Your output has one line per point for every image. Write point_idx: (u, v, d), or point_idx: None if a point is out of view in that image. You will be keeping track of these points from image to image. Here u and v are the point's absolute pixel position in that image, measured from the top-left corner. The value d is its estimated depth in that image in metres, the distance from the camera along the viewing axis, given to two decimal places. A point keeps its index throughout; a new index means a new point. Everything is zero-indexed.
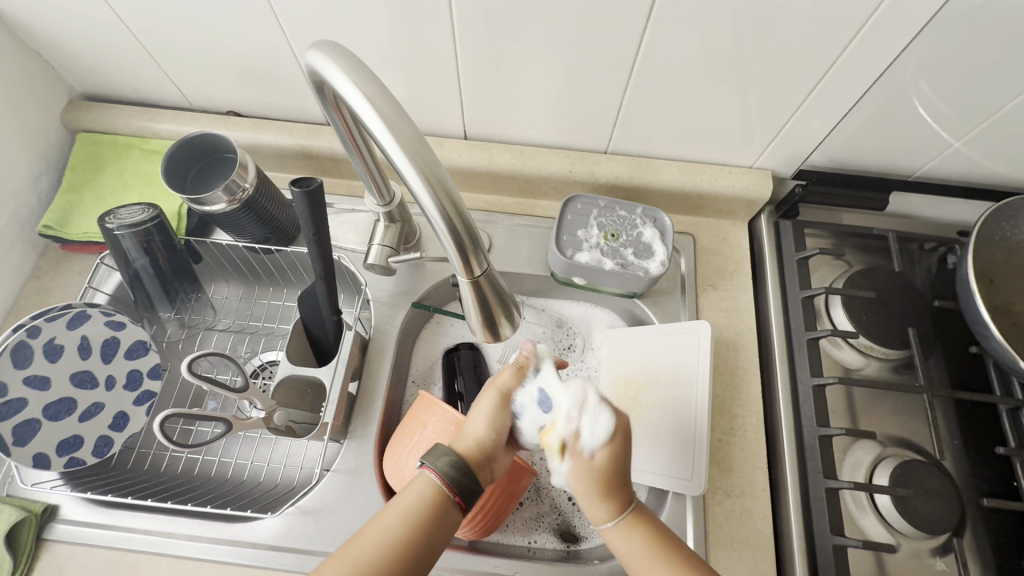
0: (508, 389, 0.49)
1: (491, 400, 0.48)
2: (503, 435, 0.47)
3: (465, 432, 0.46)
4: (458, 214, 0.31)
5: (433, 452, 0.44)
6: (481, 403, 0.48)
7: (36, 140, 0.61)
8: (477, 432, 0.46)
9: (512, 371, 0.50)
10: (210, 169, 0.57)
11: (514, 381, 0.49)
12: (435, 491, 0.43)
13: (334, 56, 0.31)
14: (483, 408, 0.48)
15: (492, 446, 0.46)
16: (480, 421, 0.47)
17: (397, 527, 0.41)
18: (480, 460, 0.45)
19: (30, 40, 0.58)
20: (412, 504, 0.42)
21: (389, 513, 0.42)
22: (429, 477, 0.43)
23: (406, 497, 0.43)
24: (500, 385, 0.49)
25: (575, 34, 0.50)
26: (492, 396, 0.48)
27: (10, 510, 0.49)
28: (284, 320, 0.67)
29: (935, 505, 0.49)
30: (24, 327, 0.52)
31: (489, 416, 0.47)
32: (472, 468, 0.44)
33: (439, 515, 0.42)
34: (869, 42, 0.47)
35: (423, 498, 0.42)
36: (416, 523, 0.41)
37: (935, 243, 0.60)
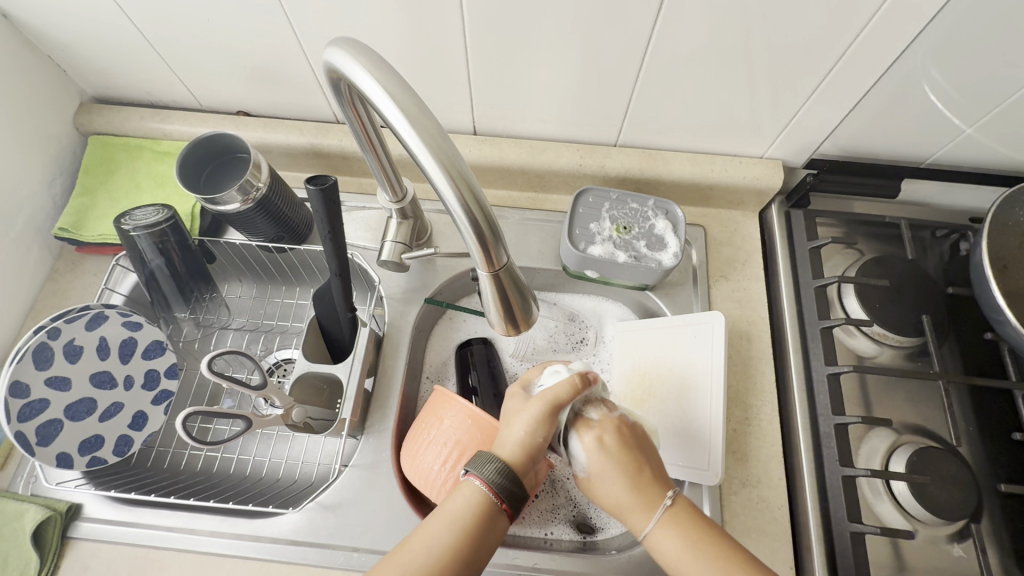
0: (560, 402, 0.45)
1: (540, 409, 0.44)
2: (545, 444, 0.44)
3: (507, 436, 0.44)
4: (477, 202, 0.31)
5: (479, 460, 0.42)
6: (527, 411, 0.45)
7: (50, 144, 0.62)
8: (521, 439, 0.44)
9: (569, 386, 0.45)
10: (223, 168, 0.57)
11: (570, 396, 0.45)
12: (484, 497, 0.41)
13: (354, 51, 0.31)
14: (530, 415, 0.44)
15: (536, 453, 0.44)
16: (524, 429, 0.44)
17: (447, 538, 0.40)
18: (525, 467, 0.43)
19: (41, 44, 0.58)
20: (461, 511, 0.41)
21: (437, 522, 0.41)
22: (475, 485, 0.42)
23: (453, 505, 0.41)
24: (552, 397, 0.45)
25: (584, 27, 0.50)
26: (541, 406, 0.44)
27: (35, 509, 0.50)
28: (299, 317, 0.67)
29: (952, 491, 0.49)
30: (45, 328, 0.52)
31: (534, 426, 0.44)
32: (519, 475, 0.43)
33: (488, 525, 0.40)
34: (880, 30, 0.47)
35: (472, 505, 0.41)
36: (468, 533, 0.40)
37: (947, 230, 0.60)
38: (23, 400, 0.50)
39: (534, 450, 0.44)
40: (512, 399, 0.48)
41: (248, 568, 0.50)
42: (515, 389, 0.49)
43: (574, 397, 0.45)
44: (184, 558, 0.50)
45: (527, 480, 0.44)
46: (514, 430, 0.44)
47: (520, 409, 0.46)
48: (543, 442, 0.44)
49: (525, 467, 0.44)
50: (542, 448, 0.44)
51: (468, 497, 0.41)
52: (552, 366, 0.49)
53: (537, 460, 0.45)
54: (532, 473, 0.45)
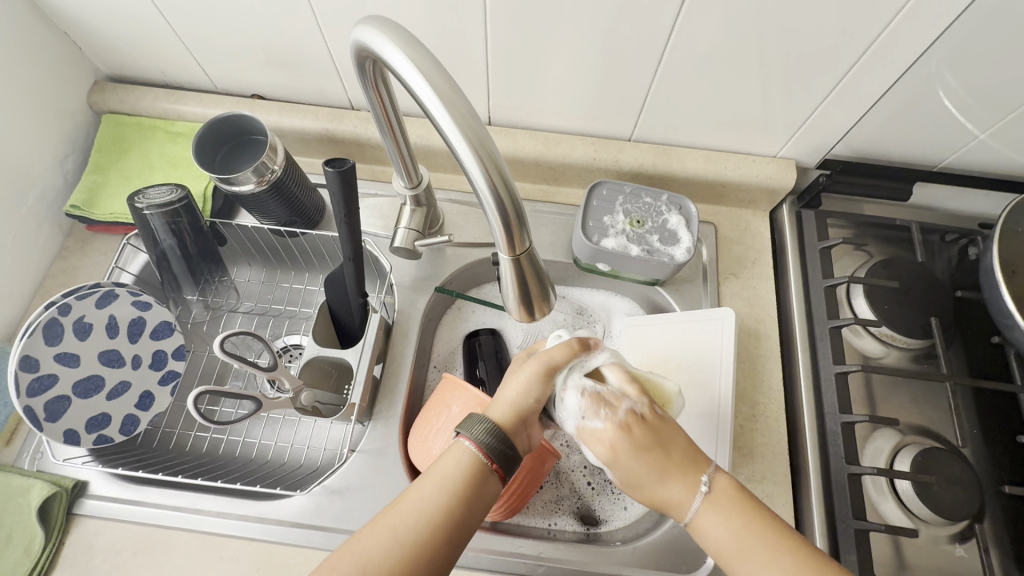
0: (555, 364, 0.45)
1: (534, 369, 0.45)
2: (538, 406, 0.44)
3: (500, 398, 0.45)
4: (504, 183, 0.31)
5: (470, 421, 0.43)
6: (523, 372, 0.45)
7: (63, 120, 0.62)
8: (513, 399, 0.44)
9: (565, 349, 0.45)
10: (239, 150, 0.56)
11: (564, 358, 0.45)
12: (474, 459, 0.41)
13: (386, 31, 0.32)
14: (525, 376, 0.45)
15: (528, 414, 0.44)
16: (518, 389, 0.44)
17: (436, 497, 0.39)
18: (515, 427, 0.43)
19: (57, 19, 0.58)
20: (449, 472, 0.40)
21: (425, 484, 0.40)
22: (466, 447, 0.42)
23: (442, 467, 0.41)
24: (548, 359, 0.45)
25: (605, 21, 0.50)
26: (535, 367, 0.45)
27: (41, 485, 0.50)
28: (307, 303, 0.67)
29: (957, 492, 0.49)
30: (56, 304, 0.52)
31: (527, 387, 0.44)
32: (509, 435, 0.43)
33: (478, 483, 0.40)
34: (901, 32, 0.47)
35: (462, 465, 0.41)
36: (458, 492, 0.40)
37: (956, 234, 0.61)
38: (33, 375, 0.50)
39: (526, 410, 0.44)
40: (516, 363, 0.49)
41: (253, 549, 0.50)
42: (520, 354, 0.50)
43: (571, 359, 0.45)
44: (189, 539, 0.50)
45: (519, 442, 0.44)
46: (508, 390, 0.45)
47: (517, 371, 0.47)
48: (536, 403, 0.44)
49: (516, 429, 0.44)
50: (535, 410, 0.44)
51: (459, 458, 0.41)
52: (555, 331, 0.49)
53: (530, 422, 0.45)
54: (525, 436, 0.45)
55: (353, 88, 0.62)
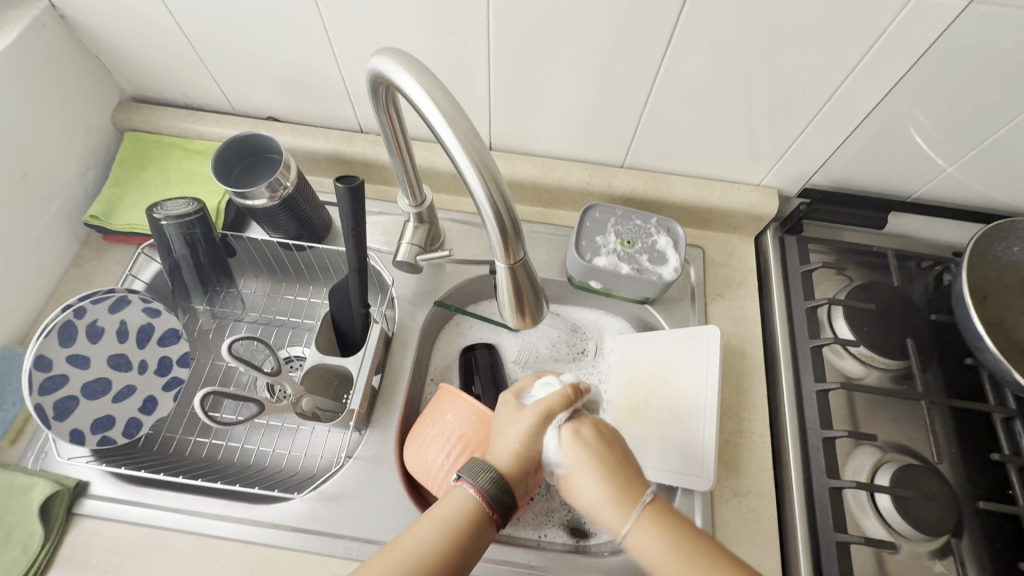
0: (551, 412, 0.47)
1: (533, 419, 0.46)
2: (539, 456, 0.46)
3: (500, 447, 0.46)
4: (502, 198, 0.34)
5: (473, 467, 0.44)
6: (521, 423, 0.47)
7: (88, 136, 0.65)
8: (515, 449, 0.45)
9: (560, 396, 0.48)
10: (254, 167, 0.60)
11: (561, 406, 0.47)
12: (475, 505, 0.42)
13: (401, 61, 0.35)
14: (524, 428, 0.46)
15: (530, 464, 0.46)
16: (518, 439, 0.46)
17: (434, 537, 0.41)
18: (518, 478, 0.45)
19: (90, 43, 0.62)
20: (450, 515, 0.42)
21: (425, 524, 0.42)
22: (467, 492, 0.43)
23: (444, 510, 0.42)
24: (544, 408, 0.47)
25: (599, 55, 0.54)
26: (536, 417, 0.46)
27: (45, 483, 0.51)
28: (310, 314, 0.70)
29: (934, 508, 0.51)
30: (72, 307, 0.54)
31: (527, 437, 0.46)
32: (511, 485, 0.44)
33: (477, 530, 0.42)
34: (868, 73, 0.51)
35: (462, 510, 0.42)
36: (457, 535, 0.41)
37: (931, 261, 0.64)
38: (45, 374, 0.52)
39: (528, 460, 0.46)
40: (507, 407, 0.50)
41: (248, 553, 0.51)
42: (509, 396, 0.51)
43: (566, 407, 0.47)
44: (186, 541, 0.51)
45: (518, 490, 0.46)
46: (508, 439, 0.46)
47: (514, 420, 0.48)
48: (537, 453, 0.46)
49: (518, 479, 0.45)
50: (536, 460, 0.46)
51: (460, 503, 0.43)
52: (543, 376, 0.51)
53: (531, 472, 0.46)
54: (524, 484, 0.46)
55: (362, 113, 0.66)
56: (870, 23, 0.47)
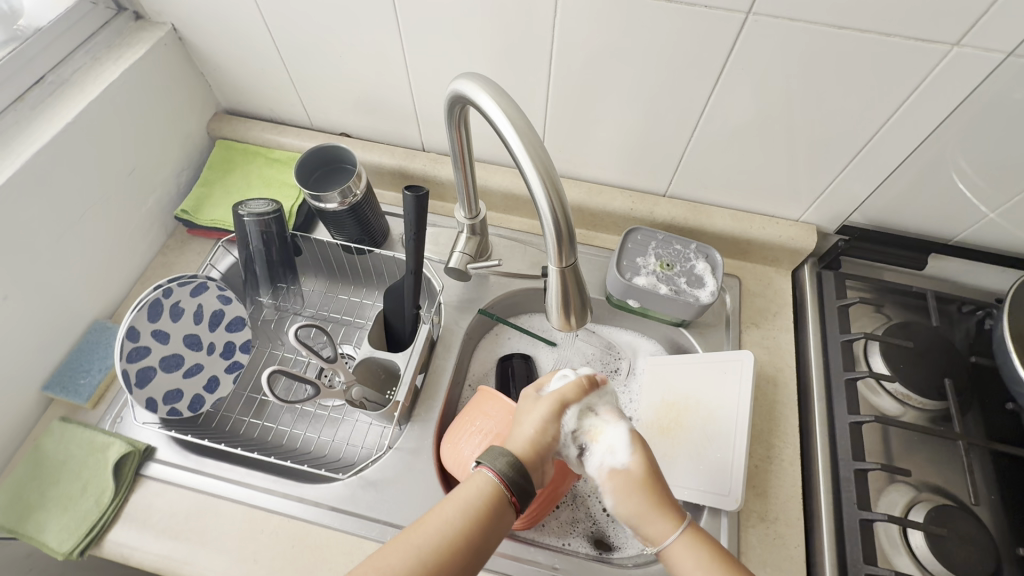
0: (567, 400, 0.50)
1: (549, 406, 0.50)
2: (553, 441, 0.49)
3: (518, 432, 0.49)
4: (561, 205, 0.38)
5: (490, 452, 0.46)
6: (537, 409, 0.50)
7: (186, 141, 0.74)
8: (531, 435, 0.48)
9: (576, 386, 0.51)
10: (330, 176, 0.66)
11: (576, 395, 0.50)
12: (494, 488, 0.44)
13: (480, 83, 0.40)
14: (540, 413, 0.49)
15: (544, 449, 0.48)
16: (534, 425, 0.49)
17: (455, 519, 0.43)
18: (533, 460, 0.48)
19: (199, 62, 0.71)
20: (470, 497, 0.44)
21: (446, 506, 0.44)
22: (487, 476, 0.45)
23: (463, 492, 0.44)
24: (560, 396, 0.50)
25: (650, 92, 0.59)
26: (550, 405, 0.50)
27: (120, 443, 0.56)
28: (361, 313, 0.75)
29: (971, 551, 0.50)
30: (161, 287, 0.60)
31: (543, 423, 0.49)
32: (527, 469, 0.46)
33: (496, 510, 0.44)
34: (907, 120, 0.54)
35: (482, 493, 0.44)
36: (476, 515, 0.43)
37: (973, 306, 0.64)
38: (133, 344, 0.58)
39: (542, 446, 0.48)
40: (526, 397, 0.53)
41: (291, 527, 0.55)
42: (527, 388, 0.54)
43: (580, 396, 0.51)
44: (236, 510, 0.55)
45: (534, 477, 0.48)
46: (526, 426, 0.49)
47: (531, 409, 0.51)
48: (551, 439, 0.49)
49: (533, 462, 0.48)
50: (550, 446, 0.49)
51: (479, 485, 0.45)
52: (560, 370, 0.54)
53: (545, 458, 0.49)
54: (539, 472, 0.48)
55: (427, 133, 0.73)
56: (911, 74, 0.50)
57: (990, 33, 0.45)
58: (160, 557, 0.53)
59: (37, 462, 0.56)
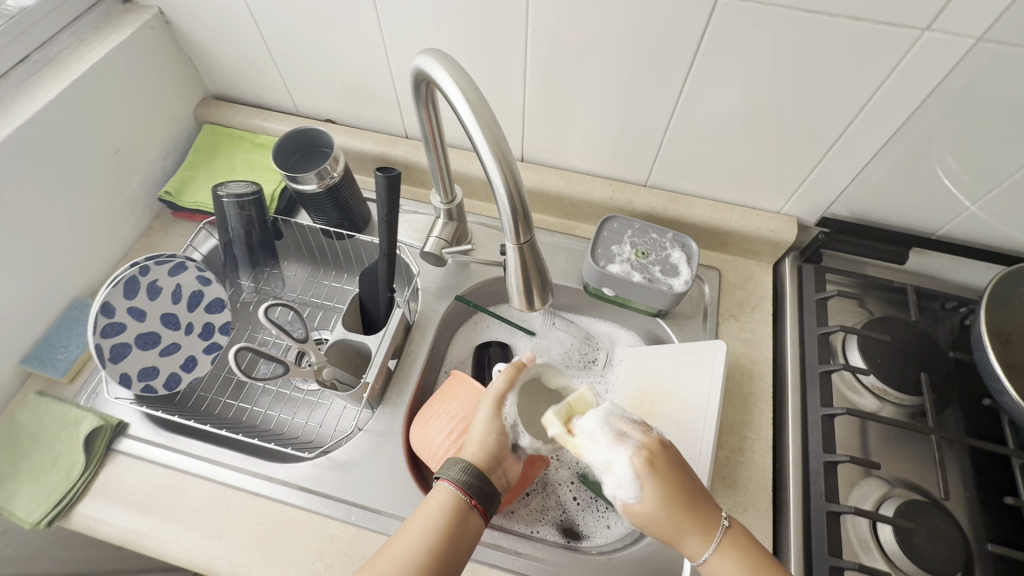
0: (501, 395, 0.51)
1: (490, 406, 0.50)
2: (504, 438, 0.49)
3: (470, 440, 0.49)
4: (514, 182, 0.39)
5: (445, 466, 0.47)
6: (480, 412, 0.51)
7: (172, 125, 0.75)
8: (479, 438, 0.49)
9: (505, 377, 0.52)
10: (308, 158, 0.67)
11: (507, 386, 0.51)
12: (453, 498, 0.46)
13: (438, 58, 0.41)
14: (483, 415, 0.50)
15: (497, 449, 0.49)
16: (480, 428, 0.49)
17: (423, 535, 0.44)
18: (490, 464, 0.48)
19: (186, 47, 0.72)
20: (432, 513, 0.45)
21: (410, 526, 0.45)
22: (446, 488, 0.46)
23: (426, 509, 0.45)
24: (495, 393, 0.51)
25: (625, 80, 0.59)
26: (490, 403, 0.50)
27: (93, 418, 0.57)
28: (341, 299, 0.75)
29: (940, 547, 0.49)
30: (138, 265, 0.61)
31: (488, 424, 0.49)
32: (483, 472, 0.47)
33: (458, 517, 0.45)
34: (882, 108, 0.53)
35: (443, 505, 0.45)
36: (441, 526, 0.44)
37: (955, 303, 0.63)
38: (108, 320, 0.58)
39: (495, 447, 0.49)
40: (474, 402, 0.53)
41: (257, 505, 0.55)
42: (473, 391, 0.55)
43: (510, 384, 0.51)
44: (203, 487, 0.56)
45: (494, 477, 0.49)
46: (474, 431, 0.50)
47: (477, 412, 0.52)
48: (499, 435, 0.49)
49: (490, 465, 0.48)
50: (503, 444, 0.49)
51: (440, 499, 0.46)
52: (491, 365, 0.55)
53: (502, 457, 0.49)
54: (499, 472, 0.49)
55: (408, 120, 0.73)
56: (885, 60, 0.49)
57: (959, 17, 0.44)
58: (126, 530, 0.53)
59: (11, 435, 0.56)
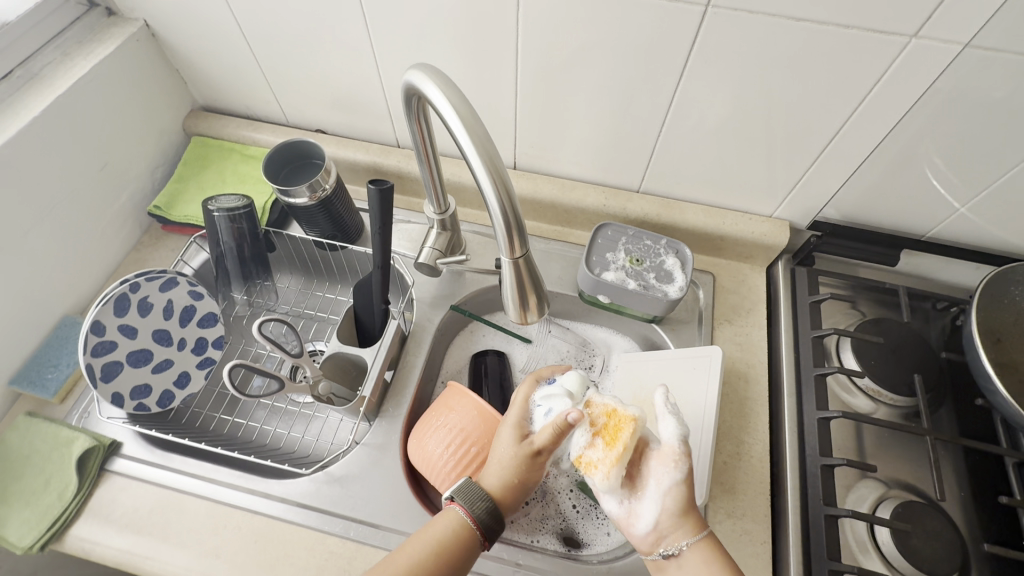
0: (540, 450, 0.48)
1: (524, 456, 0.48)
2: (528, 485, 0.49)
3: (495, 475, 0.49)
4: (508, 196, 0.39)
5: (464, 493, 0.47)
6: (514, 454, 0.49)
7: (160, 138, 0.74)
8: (505, 479, 0.48)
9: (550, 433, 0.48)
10: (299, 171, 0.66)
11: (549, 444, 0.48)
12: (463, 528, 0.46)
13: (428, 73, 0.41)
14: (516, 460, 0.49)
15: (519, 492, 0.49)
16: (509, 472, 0.48)
17: (424, 557, 0.44)
18: (507, 502, 0.49)
19: (172, 59, 0.71)
20: (440, 535, 0.45)
21: (417, 541, 0.46)
22: (458, 516, 0.47)
23: (434, 530, 0.46)
24: (535, 445, 0.48)
25: (616, 88, 0.59)
26: (525, 453, 0.48)
27: (85, 438, 0.56)
28: (335, 310, 0.74)
29: (936, 547, 0.50)
30: (129, 282, 0.60)
31: (517, 469, 0.48)
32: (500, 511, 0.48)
33: (464, 548, 0.45)
34: (872, 113, 0.54)
35: (452, 531, 0.46)
36: (446, 552, 0.45)
37: (947, 303, 0.64)
38: (99, 338, 0.58)
39: (516, 490, 0.49)
40: (509, 430, 0.51)
41: (254, 523, 0.54)
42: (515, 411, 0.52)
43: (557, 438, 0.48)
44: (200, 506, 0.55)
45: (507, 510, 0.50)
46: (501, 469, 0.49)
47: (510, 448, 0.50)
48: (526, 482, 0.49)
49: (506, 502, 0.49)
50: (524, 489, 0.49)
51: (451, 524, 0.46)
52: (551, 396, 0.51)
53: (520, 496, 0.50)
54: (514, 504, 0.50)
55: (400, 129, 0.73)
56: (874, 66, 0.49)
57: (945, 24, 0.45)
58: (122, 551, 0.53)
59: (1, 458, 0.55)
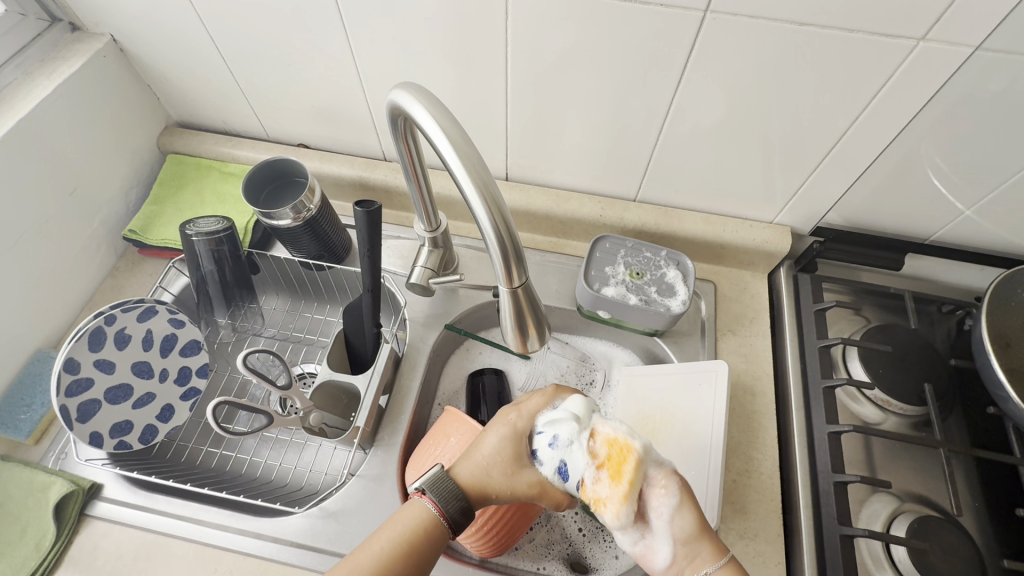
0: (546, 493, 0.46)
1: (529, 489, 0.46)
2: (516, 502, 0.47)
3: (483, 484, 0.45)
4: (505, 224, 0.36)
5: (440, 490, 0.44)
6: (516, 477, 0.46)
7: (134, 157, 0.70)
8: (495, 496, 0.45)
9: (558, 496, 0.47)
10: (282, 190, 0.63)
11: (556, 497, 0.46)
12: (432, 520, 0.43)
13: (415, 93, 0.38)
14: (515, 483, 0.46)
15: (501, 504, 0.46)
16: (504, 492, 0.45)
17: (393, 545, 0.41)
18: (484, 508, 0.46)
19: (144, 74, 0.68)
20: (409, 524, 0.42)
21: (386, 531, 0.42)
22: (429, 509, 0.43)
23: (403, 521, 0.43)
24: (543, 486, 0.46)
25: (611, 96, 0.57)
26: (530, 487, 0.46)
27: (62, 482, 0.53)
28: (325, 331, 0.72)
29: (955, 563, 0.48)
30: (103, 314, 0.57)
31: (513, 490, 0.46)
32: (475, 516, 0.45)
33: (431, 542, 0.42)
34: (876, 117, 0.52)
35: (422, 522, 0.43)
36: (414, 542, 0.42)
37: (952, 306, 0.62)
38: (73, 377, 0.54)
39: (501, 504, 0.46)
40: (512, 444, 0.47)
41: (247, 564, 0.52)
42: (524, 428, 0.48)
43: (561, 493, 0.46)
44: (188, 549, 0.52)
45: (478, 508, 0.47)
46: (492, 482, 0.45)
47: (510, 466, 0.46)
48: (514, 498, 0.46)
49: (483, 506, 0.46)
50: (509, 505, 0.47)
51: (421, 516, 0.43)
52: (562, 425, 0.46)
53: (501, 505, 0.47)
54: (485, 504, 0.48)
55: (386, 142, 0.70)
56: (879, 69, 0.48)
57: (954, 26, 0.43)
58: None
59: None
